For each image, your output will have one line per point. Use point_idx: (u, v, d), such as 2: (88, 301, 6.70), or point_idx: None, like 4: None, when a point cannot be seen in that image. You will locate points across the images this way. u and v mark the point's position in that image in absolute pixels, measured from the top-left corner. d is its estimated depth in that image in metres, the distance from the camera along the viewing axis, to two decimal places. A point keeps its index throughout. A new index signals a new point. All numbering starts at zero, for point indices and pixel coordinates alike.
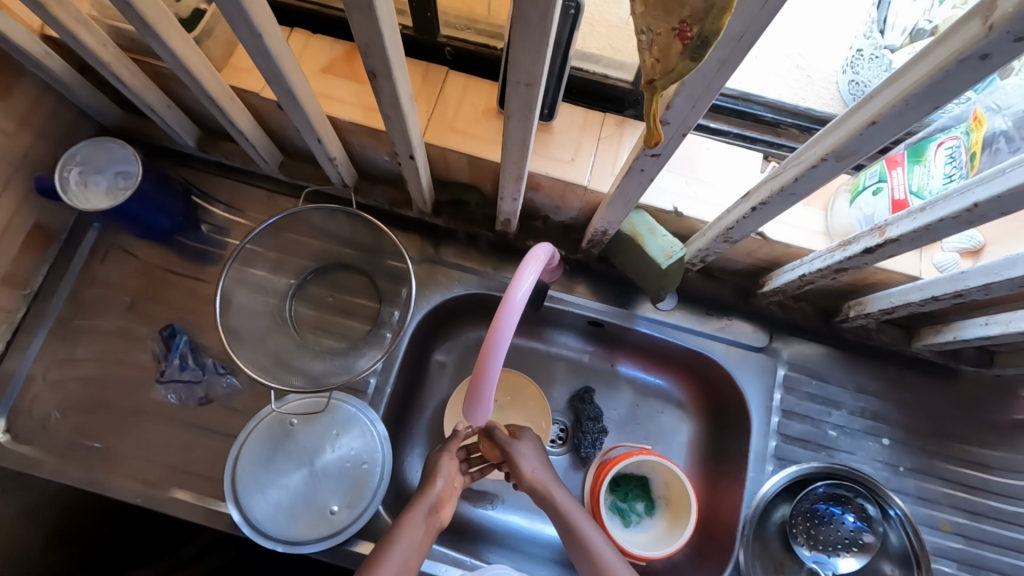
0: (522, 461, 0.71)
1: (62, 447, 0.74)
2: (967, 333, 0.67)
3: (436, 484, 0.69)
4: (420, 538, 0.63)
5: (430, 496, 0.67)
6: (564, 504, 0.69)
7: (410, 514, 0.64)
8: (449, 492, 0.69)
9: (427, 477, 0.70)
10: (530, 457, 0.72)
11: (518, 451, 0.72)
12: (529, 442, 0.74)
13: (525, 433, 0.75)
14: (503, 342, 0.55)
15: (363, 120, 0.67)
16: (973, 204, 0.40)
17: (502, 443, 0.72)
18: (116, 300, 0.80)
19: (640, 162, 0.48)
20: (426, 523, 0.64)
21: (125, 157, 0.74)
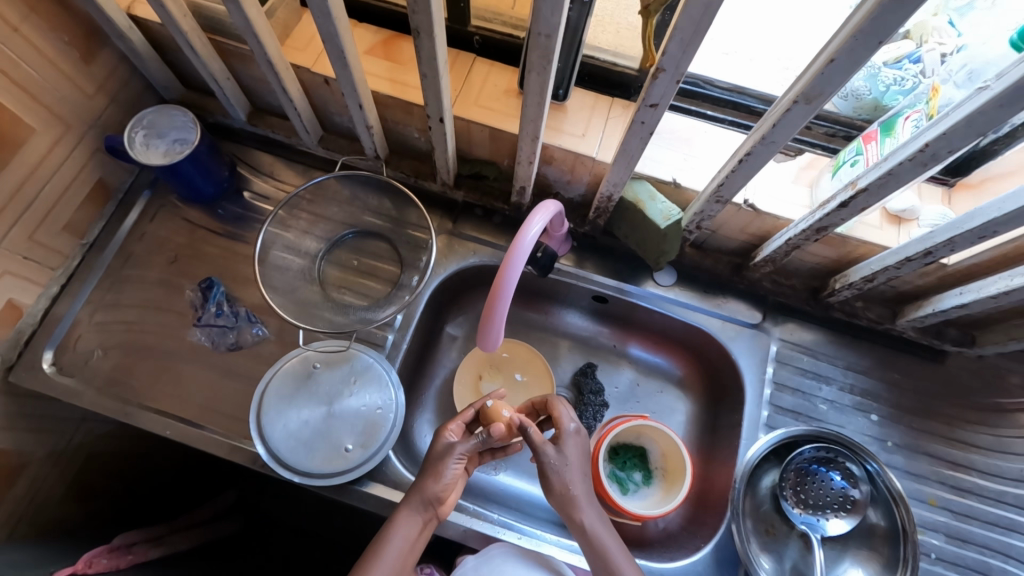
0: (554, 475, 0.69)
1: (103, 382, 0.80)
2: (944, 304, 0.72)
3: (440, 474, 0.70)
4: (414, 535, 0.67)
5: (427, 493, 0.69)
6: (588, 519, 0.69)
7: (400, 513, 0.68)
8: (451, 484, 0.70)
9: (432, 463, 0.71)
10: (554, 458, 0.69)
11: (549, 456, 0.69)
12: (581, 440, 0.71)
13: (563, 434, 0.70)
14: (508, 292, 0.61)
15: (397, 93, 0.76)
16: (924, 144, 0.48)
17: (535, 442, 0.69)
18: (161, 255, 0.88)
19: (641, 115, 0.55)
20: (421, 519, 0.69)
21: (184, 125, 0.83)
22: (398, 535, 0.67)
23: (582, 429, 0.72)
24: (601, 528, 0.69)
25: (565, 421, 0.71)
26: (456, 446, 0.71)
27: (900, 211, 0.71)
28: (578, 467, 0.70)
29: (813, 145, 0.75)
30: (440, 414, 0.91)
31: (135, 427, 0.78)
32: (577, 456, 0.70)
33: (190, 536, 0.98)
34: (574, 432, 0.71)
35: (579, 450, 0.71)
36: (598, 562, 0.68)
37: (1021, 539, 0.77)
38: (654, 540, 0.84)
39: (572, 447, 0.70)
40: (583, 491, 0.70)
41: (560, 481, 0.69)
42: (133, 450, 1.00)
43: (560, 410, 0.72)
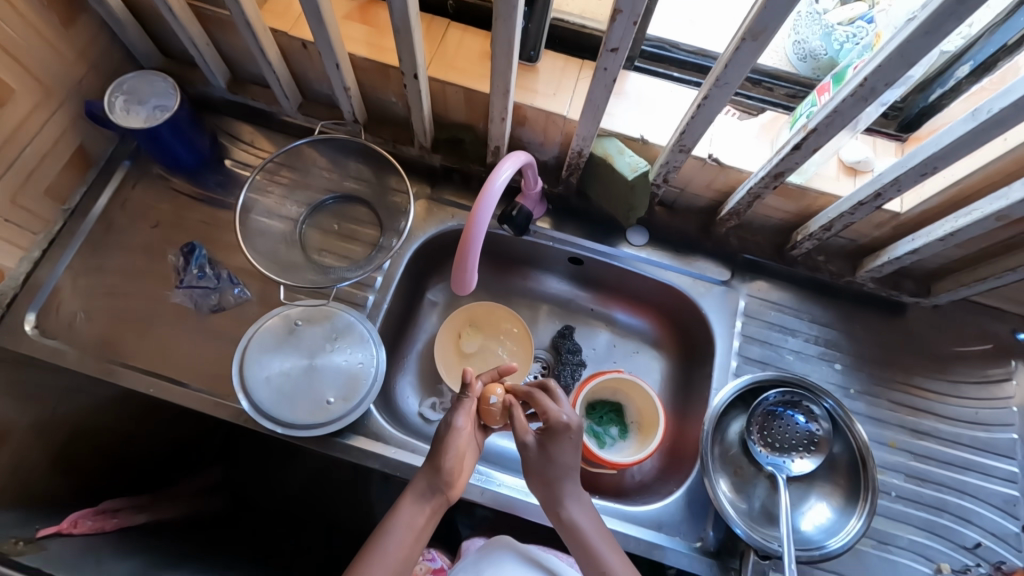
0: (550, 465, 0.69)
1: (86, 343, 0.81)
2: (898, 251, 0.76)
3: (445, 455, 0.68)
4: (419, 524, 0.65)
5: (433, 477, 0.68)
6: (580, 518, 0.67)
7: (406, 498, 0.66)
8: (457, 467, 0.69)
9: (440, 443, 0.70)
10: (535, 450, 0.70)
11: (528, 445, 0.71)
12: (572, 439, 0.69)
13: (549, 428, 0.69)
14: (481, 226, 0.63)
15: (374, 56, 0.78)
16: (863, 79, 0.51)
17: (518, 429, 0.71)
18: (143, 221, 0.89)
19: (603, 60, 0.59)
20: (427, 508, 0.67)
21: (164, 92, 0.83)
22: (399, 524, 0.65)
23: (574, 424, 0.69)
24: (589, 524, 0.67)
25: (555, 415, 0.70)
26: (451, 417, 0.70)
27: (855, 162, 0.75)
28: (566, 460, 0.69)
29: (774, 104, 0.80)
30: (422, 377, 0.94)
31: (119, 386, 0.79)
32: (564, 450, 0.69)
33: (178, 505, 0.97)
34: (563, 426, 0.69)
35: (566, 446, 0.69)
36: (585, 560, 0.65)
37: (975, 476, 0.81)
38: (631, 490, 0.87)
39: (557, 442, 0.69)
40: (569, 486, 0.69)
41: (544, 472, 0.69)
42: (136, 431, 0.97)
43: (547, 403, 0.71)
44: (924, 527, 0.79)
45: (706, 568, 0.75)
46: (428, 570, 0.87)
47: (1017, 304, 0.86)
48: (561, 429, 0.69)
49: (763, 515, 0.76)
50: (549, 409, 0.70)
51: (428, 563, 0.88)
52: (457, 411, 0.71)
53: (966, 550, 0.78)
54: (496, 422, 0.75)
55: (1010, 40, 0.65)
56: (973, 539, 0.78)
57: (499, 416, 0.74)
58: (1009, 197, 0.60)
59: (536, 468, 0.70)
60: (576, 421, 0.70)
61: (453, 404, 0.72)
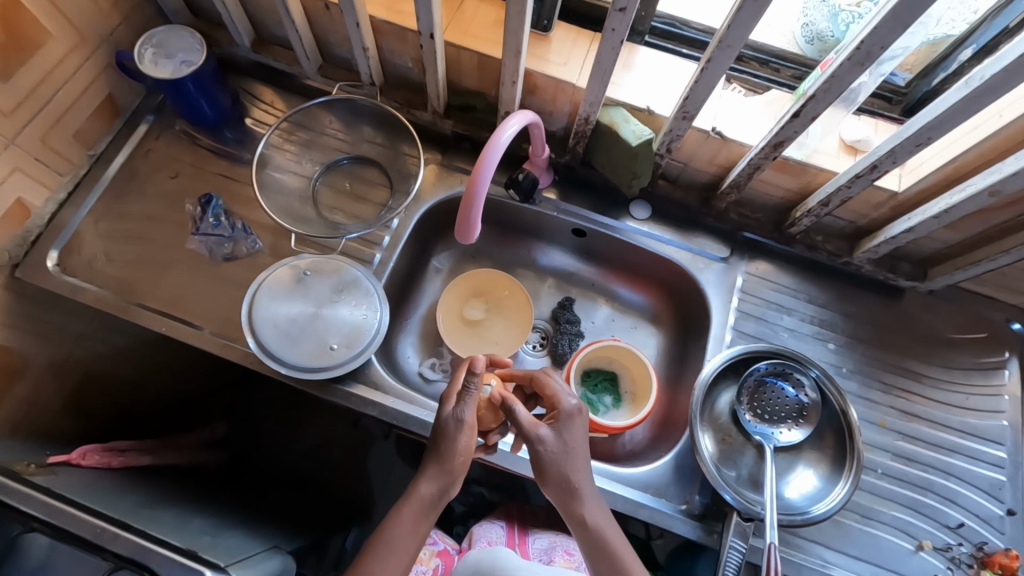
0: (564, 461, 0.65)
1: (103, 282, 0.85)
2: (894, 230, 0.77)
3: (455, 452, 0.65)
4: (423, 527, 0.64)
5: (443, 480, 0.65)
6: (592, 518, 0.65)
7: (410, 503, 0.64)
8: (466, 462, 0.66)
9: (447, 441, 0.65)
10: (552, 445, 0.65)
11: (544, 439, 0.65)
12: (580, 419, 0.68)
13: (559, 414, 0.67)
14: (487, 174, 0.65)
15: (393, 19, 0.80)
16: (860, 41, 0.54)
17: (521, 422, 0.66)
18: (163, 172, 0.92)
19: (611, 20, 0.61)
20: (431, 512, 0.65)
21: (191, 47, 0.86)
22: (403, 526, 0.63)
23: (581, 406, 0.68)
24: (607, 525, 0.65)
25: (563, 399, 0.68)
26: (457, 410, 0.66)
27: (854, 141, 0.76)
28: (582, 453, 0.66)
29: (781, 84, 0.82)
30: (423, 339, 0.97)
31: (133, 324, 0.83)
32: (577, 439, 0.66)
33: (178, 454, 0.97)
34: (574, 408, 0.68)
35: (578, 431, 0.67)
36: (601, 563, 0.64)
37: (962, 459, 0.82)
38: (621, 457, 0.89)
39: (569, 429, 0.66)
40: (586, 482, 0.65)
41: (557, 469, 0.65)
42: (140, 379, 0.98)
43: (551, 386, 0.70)
44: (908, 505, 0.80)
45: (690, 529, 0.76)
46: (432, 555, 0.88)
47: (1014, 293, 0.87)
48: (571, 412, 0.67)
49: (750, 482, 0.78)
50: (555, 394, 0.69)
51: (430, 547, 0.88)
52: (460, 405, 0.67)
53: (949, 529, 0.79)
54: (490, 424, 0.76)
55: (1012, 23, 0.66)
56: (956, 520, 0.79)
57: (492, 416, 0.76)
58: (1002, 171, 0.62)
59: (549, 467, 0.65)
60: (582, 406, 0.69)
61: (449, 397, 0.69)
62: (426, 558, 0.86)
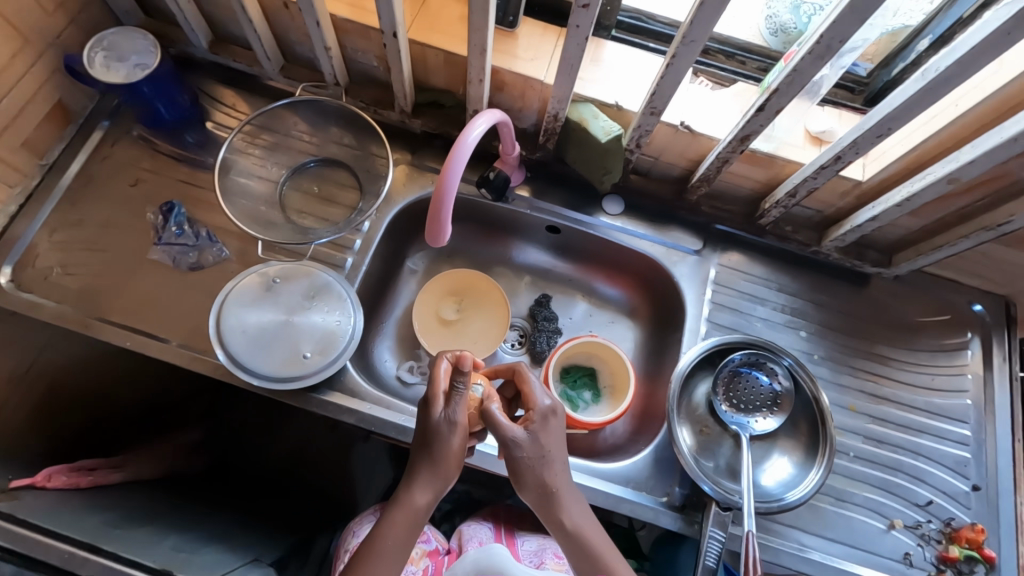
0: (548, 464, 0.64)
1: (61, 296, 0.82)
2: (859, 219, 0.79)
3: (449, 456, 0.63)
4: (411, 536, 0.62)
5: (431, 487, 0.63)
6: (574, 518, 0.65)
7: (399, 513, 0.62)
8: (452, 468, 0.63)
9: (432, 448, 0.63)
10: (527, 447, 0.63)
11: (519, 440, 0.62)
12: (556, 418, 0.66)
13: (536, 415, 0.65)
14: (455, 175, 0.64)
15: (356, 17, 0.78)
16: (819, 35, 0.54)
17: (496, 424, 0.62)
18: (121, 180, 0.89)
19: (576, 17, 0.61)
20: (418, 521, 0.62)
21: (145, 49, 0.83)
22: (391, 536, 0.61)
23: (556, 406, 0.67)
24: (589, 525, 0.65)
25: (537, 400, 0.67)
26: (449, 412, 0.63)
27: (820, 132, 0.77)
28: (561, 453, 0.65)
29: (747, 77, 0.82)
30: (400, 342, 0.96)
31: (95, 339, 0.80)
32: (554, 439, 0.65)
33: (154, 463, 0.93)
34: (549, 409, 0.66)
35: (555, 431, 0.65)
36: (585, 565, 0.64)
37: (929, 438, 0.85)
38: (603, 451, 0.90)
39: (546, 430, 0.65)
40: (566, 482, 0.65)
41: (536, 470, 0.63)
42: (108, 391, 0.95)
43: (529, 385, 0.68)
44: (879, 485, 0.82)
45: (671, 521, 0.77)
46: (423, 554, 0.86)
47: (974, 276, 0.90)
48: (546, 412, 0.66)
49: (728, 472, 0.79)
50: (531, 395, 0.67)
51: (422, 545, 0.87)
52: (451, 406, 0.63)
53: (919, 507, 0.81)
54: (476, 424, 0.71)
55: (966, 13, 0.67)
56: (925, 497, 0.82)
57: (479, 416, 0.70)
58: (958, 159, 0.64)
59: (534, 471, 0.63)
60: (557, 405, 0.68)
61: (436, 398, 0.64)
62: (417, 557, 0.84)
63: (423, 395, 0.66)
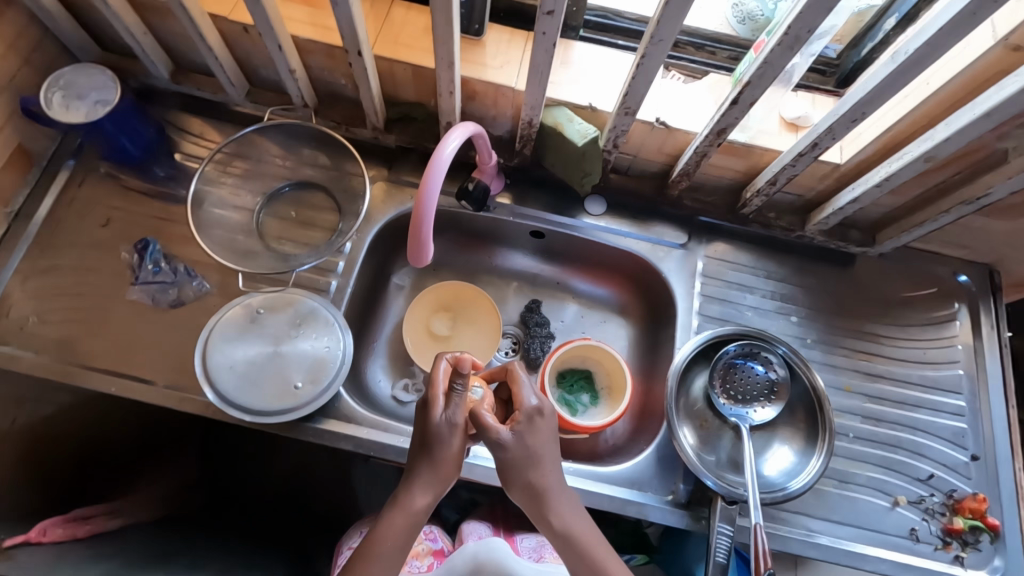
0: (539, 463, 0.62)
1: (39, 345, 0.79)
2: (841, 201, 0.79)
3: (449, 459, 0.61)
4: (409, 537, 0.61)
5: (426, 489, 0.61)
6: (566, 516, 0.63)
7: (396, 515, 0.60)
8: (450, 468, 0.61)
9: (426, 451, 0.61)
10: (511, 448, 0.61)
11: (505, 442, 0.60)
12: (544, 420, 0.63)
13: (522, 416, 0.62)
14: (435, 187, 0.63)
15: (318, 37, 0.77)
16: (787, 28, 0.54)
17: (486, 426, 0.60)
18: (91, 220, 0.87)
19: (541, 24, 0.60)
20: (414, 524, 0.61)
21: (104, 85, 0.81)
22: (388, 539, 0.60)
23: (543, 406, 0.63)
24: (580, 526, 0.63)
25: (524, 399, 0.62)
26: (450, 413, 0.60)
27: (795, 118, 0.77)
28: (551, 454, 0.63)
29: (718, 67, 0.82)
30: (393, 360, 0.95)
31: (78, 387, 0.78)
32: (541, 439, 0.62)
33: (146, 510, 0.90)
34: (535, 410, 0.62)
35: (542, 432, 0.62)
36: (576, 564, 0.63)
37: (926, 412, 0.86)
38: (605, 453, 0.89)
39: (532, 431, 0.62)
40: (556, 483, 0.63)
41: (524, 470, 0.61)
42: (97, 436, 0.93)
43: (519, 384, 0.64)
44: (881, 464, 0.82)
45: (679, 518, 0.77)
46: (428, 551, 0.87)
47: (957, 248, 0.90)
48: (533, 413, 0.62)
49: (731, 464, 0.79)
50: (518, 395, 0.63)
51: (427, 543, 0.88)
52: (451, 407, 0.61)
53: (921, 482, 0.82)
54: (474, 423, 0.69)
55: None
56: (926, 471, 0.82)
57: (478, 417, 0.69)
58: (933, 138, 0.64)
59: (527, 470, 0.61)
60: (546, 404, 0.64)
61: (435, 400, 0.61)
62: (421, 554, 0.86)
63: (421, 398, 0.63)
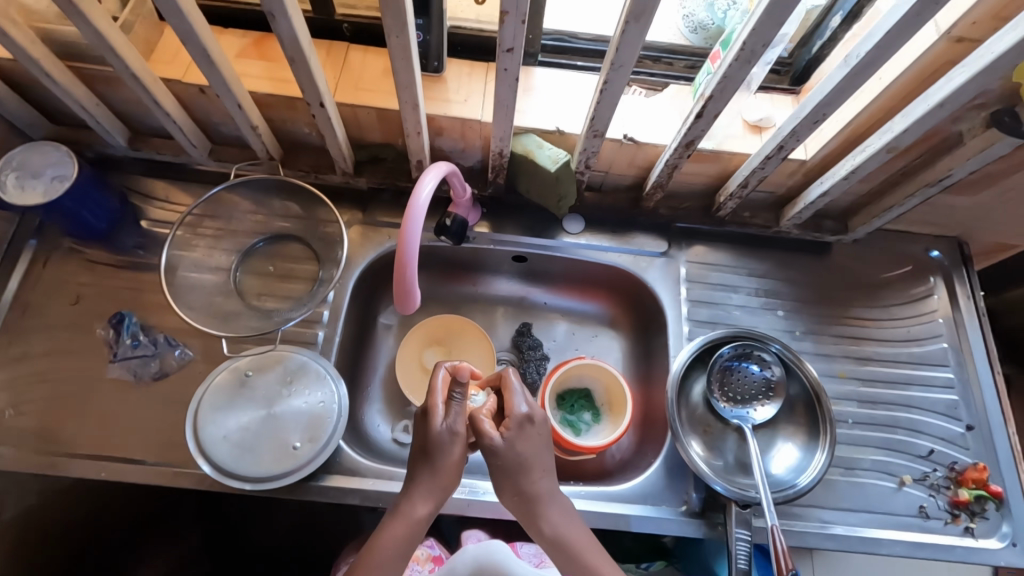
0: (529, 468, 0.61)
1: (17, 438, 0.76)
2: (811, 195, 0.80)
3: (450, 467, 0.61)
4: (409, 547, 0.60)
5: (427, 499, 0.60)
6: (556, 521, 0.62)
7: (393, 524, 0.60)
8: (450, 475, 0.61)
9: (427, 459, 0.61)
10: (504, 454, 0.60)
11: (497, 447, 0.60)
12: (535, 427, 0.62)
13: (513, 422, 0.61)
14: (415, 232, 0.63)
15: (277, 91, 0.76)
16: (743, 43, 0.55)
17: (482, 432, 0.60)
18: (60, 300, 0.84)
19: (502, 62, 0.60)
20: (412, 534, 0.60)
21: (60, 161, 0.78)
22: (389, 549, 0.59)
23: (535, 413, 0.63)
24: (572, 532, 0.62)
25: (515, 407, 0.62)
26: (450, 422, 0.60)
27: (757, 120, 0.79)
28: (541, 460, 0.62)
29: (677, 77, 0.83)
30: (389, 402, 0.93)
31: (64, 477, 0.74)
32: (530, 446, 0.61)
33: None
34: (526, 417, 0.62)
35: (533, 438, 0.62)
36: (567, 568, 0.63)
37: (918, 389, 0.87)
38: (613, 469, 0.89)
39: (524, 437, 0.61)
40: (548, 489, 0.62)
41: (515, 475, 0.61)
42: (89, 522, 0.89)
43: (512, 393, 0.63)
44: (883, 446, 0.84)
45: (695, 529, 0.77)
46: (428, 557, 0.84)
47: (925, 226, 0.93)
48: (523, 420, 0.62)
49: (738, 467, 0.80)
50: (509, 402, 0.63)
51: (427, 549, 0.86)
52: (451, 415, 0.61)
53: (922, 458, 0.84)
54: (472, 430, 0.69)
55: None
56: (926, 448, 0.84)
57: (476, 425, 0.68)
58: (892, 130, 0.66)
59: (520, 474, 0.61)
60: (536, 411, 0.63)
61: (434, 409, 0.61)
62: (421, 559, 0.84)
63: (422, 406, 0.63)
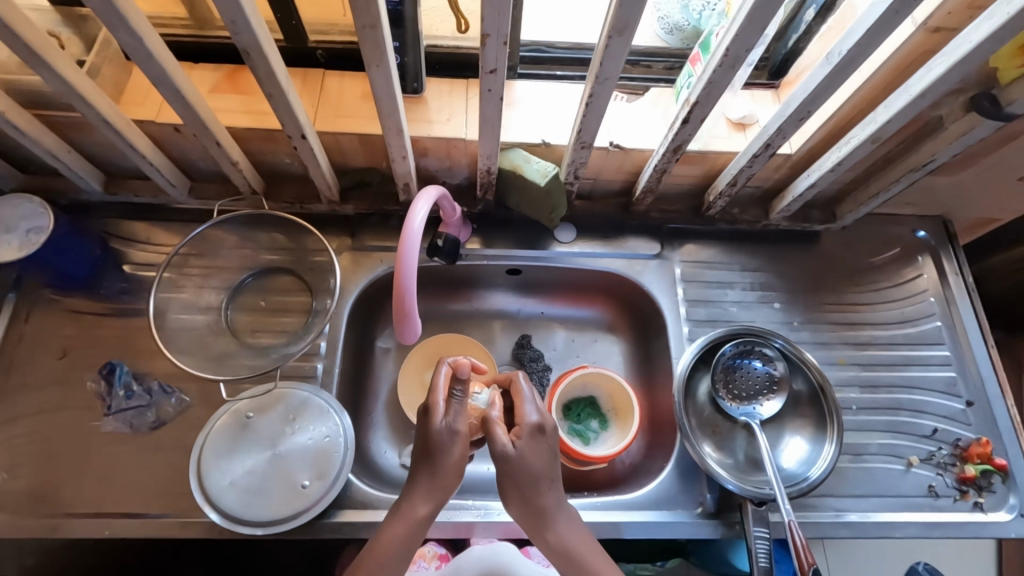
0: (535, 475, 0.60)
1: (13, 502, 0.73)
2: (799, 188, 0.81)
3: (450, 467, 0.61)
4: (410, 547, 0.60)
5: (428, 501, 0.61)
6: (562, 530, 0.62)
7: (393, 524, 0.60)
8: (450, 476, 0.61)
9: (428, 460, 0.61)
10: (510, 461, 0.60)
11: (505, 453, 0.59)
12: (546, 436, 0.62)
13: (524, 429, 0.61)
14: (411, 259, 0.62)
15: (255, 124, 0.75)
16: (726, 49, 0.55)
17: (491, 434, 0.60)
18: (46, 354, 0.81)
19: (486, 83, 0.59)
20: (413, 537, 0.60)
21: (34, 213, 0.76)
22: (388, 551, 0.59)
23: (545, 423, 0.62)
24: (576, 540, 0.62)
25: (524, 415, 0.62)
26: (449, 420, 0.60)
27: (740, 118, 0.80)
28: (548, 470, 0.61)
29: (657, 80, 0.83)
30: (394, 428, 0.92)
31: (67, 538, 0.72)
32: (540, 457, 0.60)
33: None
34: (537, 426, 0.62)
35: (543, 448, 0.61)
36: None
37: (917, 369, 0.89)
38: (625, 475, 0.89)
39: (534, 445, 0.61)
40: (553, 500, 0.62)
41: (524, 485, 0.60)
42: None
43: (523, 403, 0.63)
44: (888, 429, 0.85)
45: (712, 529, 0.77)
46: (434, 554, 0.83)
47: (909, 207, 0.95)
48: (534, 428, 0.61)
49: (749, 463, 0.80)
50: (519, 410, 0.63)
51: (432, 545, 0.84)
52: (451, 413, 0.61)
53: (927, 438, 0.85)
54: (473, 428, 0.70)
55: None
56: (930, 427, 0.85)
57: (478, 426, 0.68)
58: (875, 121, 0.66)
59: (526, 481, 0.60)
60: (547, 420, 0.63)
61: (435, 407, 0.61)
62: (427, 556, 0.82)
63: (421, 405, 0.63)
